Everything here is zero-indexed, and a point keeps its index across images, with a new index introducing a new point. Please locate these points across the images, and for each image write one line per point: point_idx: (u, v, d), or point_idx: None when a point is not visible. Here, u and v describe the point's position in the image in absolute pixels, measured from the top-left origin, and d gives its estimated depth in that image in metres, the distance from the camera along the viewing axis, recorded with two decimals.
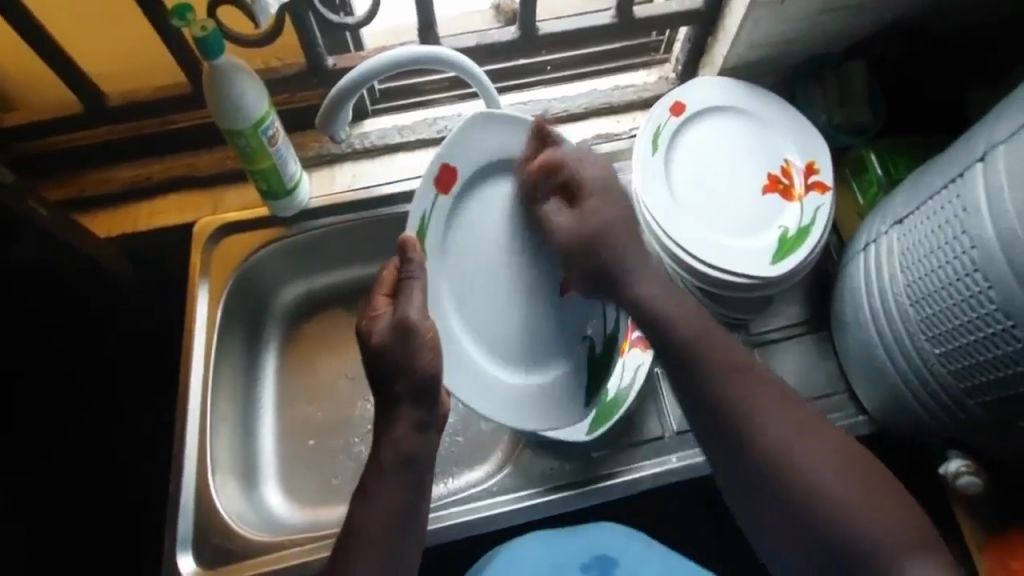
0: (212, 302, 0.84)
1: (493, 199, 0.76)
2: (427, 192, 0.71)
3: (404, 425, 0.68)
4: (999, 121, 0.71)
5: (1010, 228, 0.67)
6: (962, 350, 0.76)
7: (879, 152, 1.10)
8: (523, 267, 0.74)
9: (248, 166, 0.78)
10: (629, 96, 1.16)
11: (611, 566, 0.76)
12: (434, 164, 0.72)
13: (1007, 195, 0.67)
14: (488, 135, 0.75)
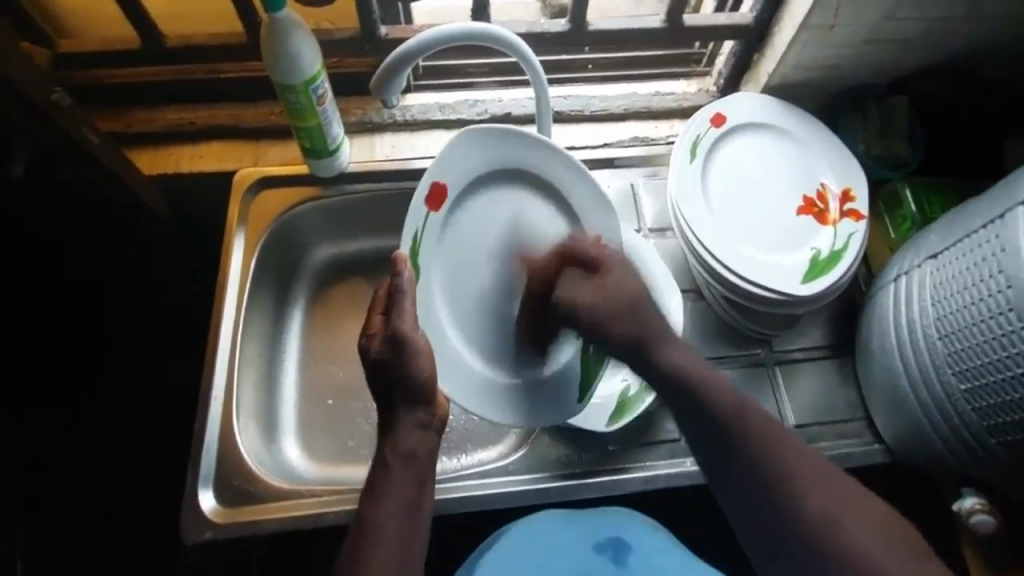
0: (248, 250, 0.84)
1: (484, 211, 0.76)
2: (420, 210, 0.71)
3: (407, 429, 0.68)
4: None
5: None
6: (988, 389, 0.76)
7: (915, 189, 1.08)
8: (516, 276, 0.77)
9: (294, 123, 0.78)
10: (668, 103, 1.15)
11: (624, 550, 0.80)
12: (429, 181, 0.71)
13: None
14: (482, 147, 0.75)
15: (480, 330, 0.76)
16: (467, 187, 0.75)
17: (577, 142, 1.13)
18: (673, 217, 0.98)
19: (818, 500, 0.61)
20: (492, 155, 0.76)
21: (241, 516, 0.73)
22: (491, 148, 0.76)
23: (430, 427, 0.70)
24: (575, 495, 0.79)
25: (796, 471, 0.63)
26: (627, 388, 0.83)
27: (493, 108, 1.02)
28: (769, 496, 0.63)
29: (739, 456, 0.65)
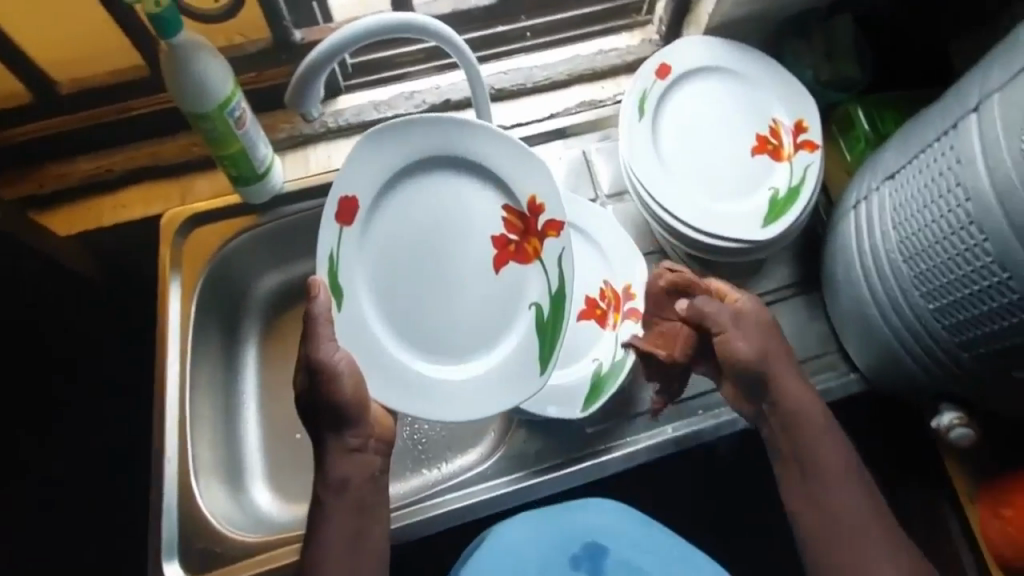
0: (184, 300, 0.81)
1: (406, 207, 0.74)
2: (330, 230, 0.71)
3: (339, 457, 0.70)
4: (989, 70, 0.69)
5: (1007, 176, 0.64)
6: (955, 305, 0.74)
7: (867, 107, 1.07)
8: (446, 259, 0.74)
9: (214, 152, 0.73)
10: (612, 61, 1.11)
11: (601, 554, 0.77)
12: (334, 200, 0.71)
13: (1004, 143, 0.65)
14: (390, 143, 0.73)
15: (421, 323, 0.75)
16: (380, 191, 0.74)
17: (523, 117, 1.10)
18: (628, 179, 0.96)
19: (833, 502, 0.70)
20: (395, 146, 0.73)
21: None
22: (396, 143, 0.73)
23: (366, 451, 0.71)
24: (558, 486, 0.79)
25: (808, 499, 0.71)
26: (598, 368, 0.82)
27: (431, 96, 0.97)
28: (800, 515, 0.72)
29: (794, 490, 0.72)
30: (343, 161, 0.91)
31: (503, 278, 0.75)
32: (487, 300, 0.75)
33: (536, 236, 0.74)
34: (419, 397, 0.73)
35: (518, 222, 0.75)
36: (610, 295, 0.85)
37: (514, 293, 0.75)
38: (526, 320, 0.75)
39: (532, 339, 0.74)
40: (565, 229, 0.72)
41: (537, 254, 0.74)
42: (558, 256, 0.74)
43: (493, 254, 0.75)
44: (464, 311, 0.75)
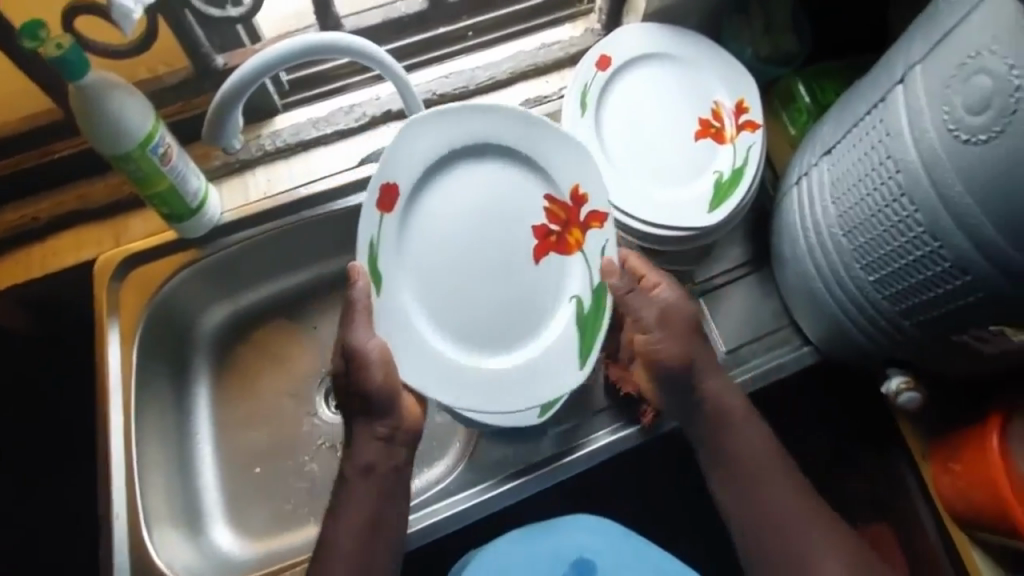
0: (124, 344, 0.78)
1: (449, 197, 0.76)
2: (371, 216, 0.72)
3: (366, 441, 0.73)
4: (914, 42, 0.70)
5: (932, 148, 0.66)
6: (893, 277, 0.76)
7: (807, 80, 1.08)
8: (490, 249, 0.76)
9: (141, 191, 0.71)
10: (555, 54, 1.09)
11: (590, 569, 0.78)
12: (378, 182, 0.72)
13: (926, 115, 0.66)
14: (436, 132, 0.74)
15: (462, 310, 0.75)
16: (423, 178, 0.75)
17: None
18: None
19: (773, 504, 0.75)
20: (442, 136, 0.75)
21: None
22: (442, 132, 0.75)
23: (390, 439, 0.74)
24: (520, 494, 0.79)
25: (755, 501, 0.76)
26: None
27: (372, 108, 0.92)
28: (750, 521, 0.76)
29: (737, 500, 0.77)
30: (288, 183, 0.87)
31: (543, 268, 0.77)
32: (530, 288, 0.77)
33: (578, 227, 0.77)
34: (459, 382, 0.74)
35: (559, 213, 0.78)
36: None
37: (553, 283, 0.77)
38: (567, 309, 0.78)
39: (573, 326, 0.77)
40: (609, 221, 0.76)
41: (577, 245, 0.77)
42: (601, 247, 0.77)
43: (534, 245, 0.77)
44: (508, 299, 0.76)
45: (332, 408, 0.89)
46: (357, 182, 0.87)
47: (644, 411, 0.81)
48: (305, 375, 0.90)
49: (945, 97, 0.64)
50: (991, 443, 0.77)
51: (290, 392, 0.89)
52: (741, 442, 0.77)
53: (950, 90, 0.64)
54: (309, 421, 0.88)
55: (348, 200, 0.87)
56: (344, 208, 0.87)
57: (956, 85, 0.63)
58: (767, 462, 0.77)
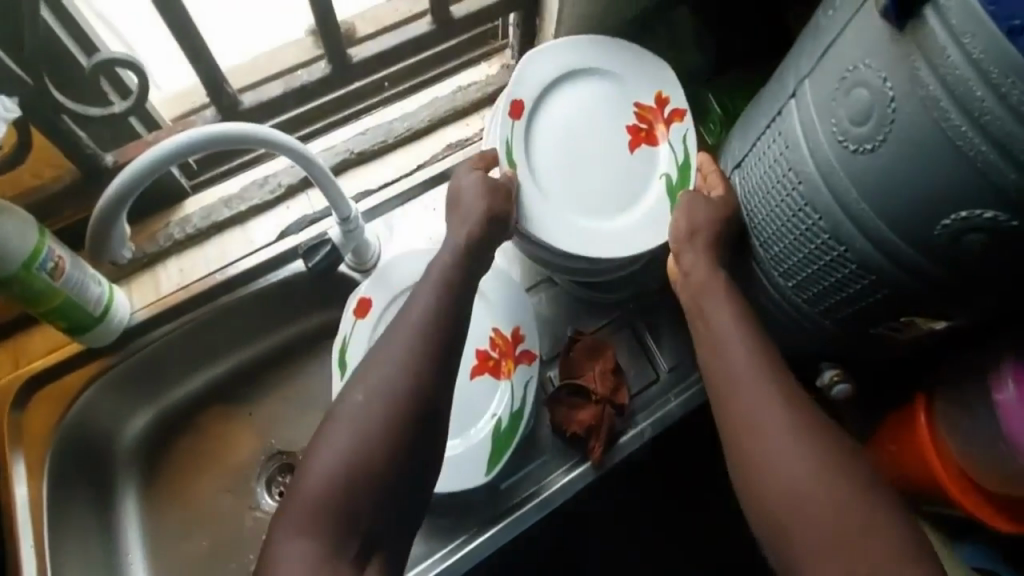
0: (31, 481, 0.73)
1: (559, 107, 0.89)
2: (506, 123, 0.86)
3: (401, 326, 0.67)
4: (803, 56, 0.72)
5: (827, 159, 0.67)
6: (809, 281, 0.77)
7: (719, 94, 1.08)
8: (596, 142, 0.89)
9: (35, 310, 0.68)
10: (473, 96, 1.06)
11: None
12: (508, 98, 0.86)
13: (818, 127, 0.68)
14: (545, 62, 0.88)
15: (575, 192, 0.86)
16: (539, 93, 0.88)
17: (390, 176, 1.02)
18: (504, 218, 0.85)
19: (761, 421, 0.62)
20: (547, 63, 0.88)
21: None
22: (550, 60, 0.89)
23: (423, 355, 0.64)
24: (480, 555, 0.78)
25: (744, 420, 0.63)
26: (499, 422, 0.80)
27: (286, 176, 0.90)
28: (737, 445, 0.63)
29: (725, 414, 0.65)
30: (202, 267, 0.86)
31: (637, 155, 0.89)
32: (628, 171, 0.89)
33: (663, 123, 0.90)
34: (578, 237, 0.84)
35: (646, 114, 0.91)
36: (500, 342, 0.83)
37: (645, 168, 0.90)
38: (657, 185, 0.89)
39: (664, 196, 0.88)
40: (689, 113, 0.89)
41: (663, 137, 0.90)
42: (682, 137, 0.90)
43: (629, 138, 0.89)
44: (612, 179, 0.88)
45: (274, 497, 0.85)
46: (276, 259, 0.85)
47: (592, 447, 0.81)
48: (244, 466, 0.87)
49: (831, 110, 0.66)
50: (919, 421, 0.81)
51: (228, 487, 0.86)
52: (727, 347, 0.67)
53: (836, 103, 0.65)
54: (251, 515, 0.85)
55: (278, 273, 0.86)
56: (275, 282, 0.85)
57: (841, 98, 0.64)
58: (765, 406, 0.63)
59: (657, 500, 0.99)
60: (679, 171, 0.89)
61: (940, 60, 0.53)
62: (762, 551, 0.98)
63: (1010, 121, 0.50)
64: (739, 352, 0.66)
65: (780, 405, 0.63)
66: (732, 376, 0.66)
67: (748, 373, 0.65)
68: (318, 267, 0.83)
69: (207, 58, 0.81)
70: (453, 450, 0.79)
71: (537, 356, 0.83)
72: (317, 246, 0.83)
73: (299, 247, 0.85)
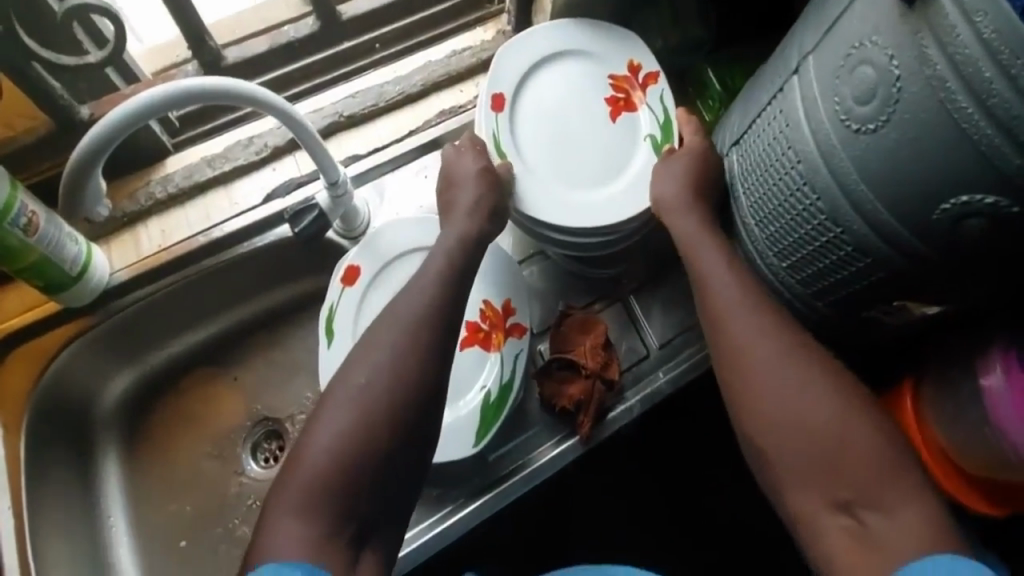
0: (9, 437, 0.72)
1: (538, 92, 0.90)
2: (489, 116, 0.87)
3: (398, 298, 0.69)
4: (806, 32, 0.70)
5: (827, 139, 0.66)
6: (805, 262, 0.77)
7: (717, 68, 1.07)
8: (576, 115, 0.90)
9: (10, 268, 0.65)
10: (467, 61, 1.01)
11: None
12: (488, 92, 0.87)
13: (820, 105, 0.67)
14: (518, 51, 0.90)
15: (564, 165, 0.87)
16: (518, 79, 0.89)
17: (381, 141, 0.99)
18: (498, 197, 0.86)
19: (759, 364, 0.65)
20: (524, 53, 0.90)
21: None
22: (523, 49, 0.90)
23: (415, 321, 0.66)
24: (485, 513, 0.79)
25: (745, 361, 0.66)
26: (488, 395, 0.79)
27: (273, 138, 0.87)
28: (738, 388, 0.66)
29: (722, 358, 0.68)
30: (184, 229, 0.83)
31: (619, 123, 0.90)
32: (611, 139, 0.89)
33: (639, 88, 0.91)
34: (576, 209, 0.84)
35: (622, 83, 0.92)
36: (490, 314, 0.82)
37: (628, 135, 0.90)
38: (642, 147, 0.90)
39: (651, 159, 0.88)
40: (662, 74, 0.91)
41: (641, 102, 0.91)
42: (659, 99, 0.91)
43: (608, 109, 0.90)
44: (598, 148, 0.89)
45: (260, 462, 0.85)
46: (264, 221, 0.83)
47: (580, 421, 0.81)
48: (229, 431, 0.86)
49: (834, 88, 0.64)
50: (904, 404, 0.83)
51: (213, 450, 0.85)
52: (720, 299, 0.70)
53: (840, 80, 0.64)
54: (236, 481, 0.84)
55: (263, 238, 0.83)
56: (261, 246, 0.83)
57: (845, 75, 0.63)
58: (763, 350, 0.66)
59: (644, 474, 1.00)
60: (662, 133, 0.90)
61: (950, 38, 0.51)
62: (744, 527, 1.00)
63: (1017, 103, 0.49)
64: (734, 301, 0.69)
65: (778, 348, 0.66)
66: (728, 322, 0.68)
67: (744, 322, 0.68)
68: (304, 232, 0.81)
69: (187, 8, 0.78)
70: (443, 420, 0.78)
71: (527, 329, 0.82)
72: (303, 211, 0.81)
73: (285, 210, 0.83)
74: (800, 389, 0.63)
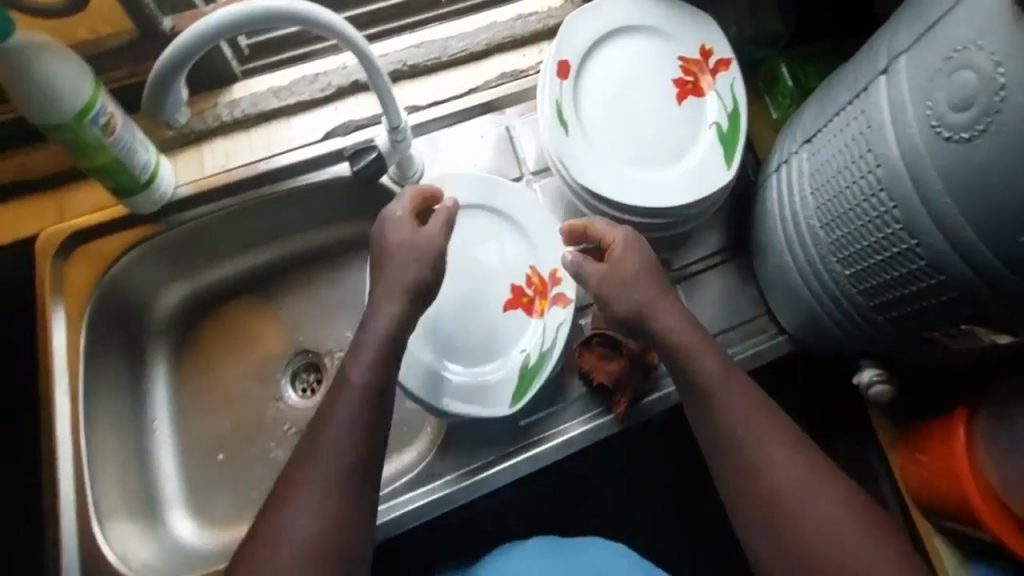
0: (72, 326, 0.76)
1: (603, 66, 0.88)
2: (554, 83, 0.85)
3: None
4: (899, 31, 0.67)
5: (914, 145, 0.63)
6: (870, 272, 0.74)
7: (792, 63, 1.01)
8: (641, 93, 0.88)
9: (85, 165, 0.68)
10: (532, 27, 0.99)
11: None
12: (554, 58, 0.85)
13: (910, 109, 0.64)
14: (586, 21, 0.88)
15: (625, 142, 0.86)
16: (585, 50, 0.88)
17: (441, 95, 0.97)
18: (555, 167, 0.85)
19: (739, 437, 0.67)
20: (594, 23, 0.88)
21: None
22: (592, 19, 0.88)
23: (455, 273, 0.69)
24: (475, 492, 0.79)
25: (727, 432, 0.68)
26: (527, 359, 0.79)
27: (338, 77, 0.87)
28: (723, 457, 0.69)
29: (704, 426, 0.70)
30: (244, 155, 0.84)
31: (686, 106, 0.88)
32: (676, 121, 0.88)
33: (709, 73, 0.90)
34: (633, 188, 0.83)
35: (691, 67, 0.90)
36: (536, 282, 0.82)
37: (693, 119, 0.88)
38: (707, 133, 0.88)
39: (717, 146, 0.86)
40: (735, 62, 0.89)
41: (709, 87, 0.89)
42: (729, 86, 0.89)
43: (675, 91, 0.88)
44: (661, 129, 0.87)
45: (298, 392, 0.87)
46: (322, 158, 0.83)
47: (617, 400, 0.81)
48: (270, 357, 0.88)
49: (928, 92, 0.61)
50: (957, 434, 0.79)
51: (253, 373, 0.87)
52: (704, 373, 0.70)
53: (935, 84, 0.61)
54: (274, 406, 0.86)
55: (318, 174, 0.83)
56: (313, 182, 0.83)
57: (940, 80, 0.60)
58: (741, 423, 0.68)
59: None
60: (729, 122, 0.88)
61: None
62: None
63: None
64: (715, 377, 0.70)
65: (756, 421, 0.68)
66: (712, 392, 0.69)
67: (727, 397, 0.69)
68: (362, 172, 0.81)
69: None
70: (481, 378, 0.79)
71: (571, 300, 0.81)
72: (363, 150, 0.81)
73: (344, 149, 0.83)
74: (771, 468, 0.66)
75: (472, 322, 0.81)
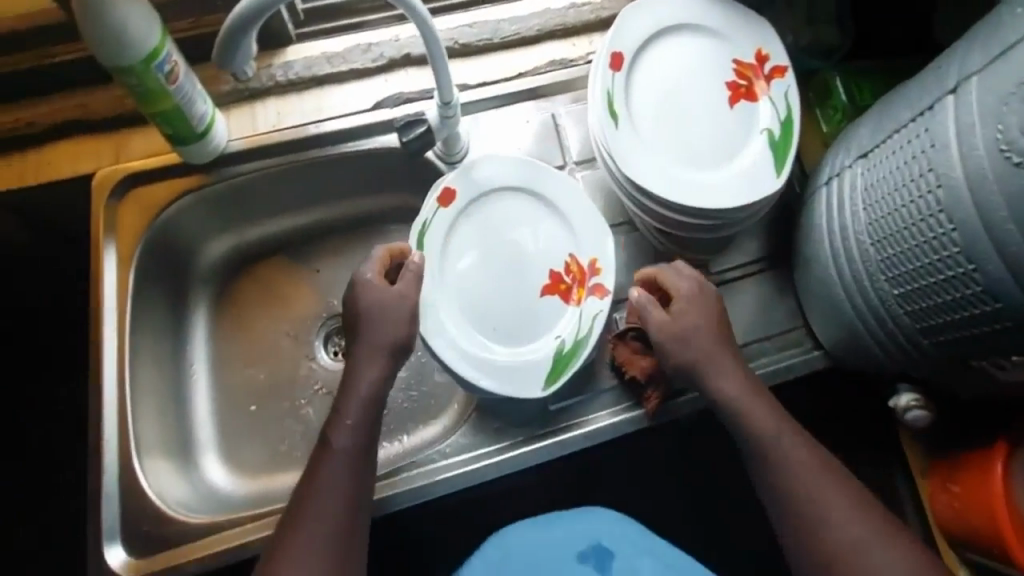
0: (122, 265, 0.78)
1: (656, 62, 0.87)
2: (607, 74, 0.84)
3: None
4: (971, 50, 0.64)
5: (979, 167, 0.61)
6: (921, 293, 0.73)
7: (847, 77, 0.97)
8: (693, 92, 0.87)
9: (147, 109, 0.68)
10: (586, 16, 0.99)
11: (608, 557, 0.75)
12: (608, 48, 0.84)
13: (978, 131, 0.62)
14: (641, 16, 0.87)
15: (673, 140, 0.85)
16: (638, 45, 0.86)
17: (491, 76, 0.97)
18: (602, 159, 0.84)
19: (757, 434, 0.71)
20: (649, 18, 0.87)
21: (161, 563, 0.71)
22: (648, 15, 0.87)
23: None
24: (501, 469, 0.80)
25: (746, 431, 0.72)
26: (562, 345, 0.79)
27: (390, 49, 0.86)
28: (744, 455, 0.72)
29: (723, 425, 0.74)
30: (292, 118, 0.84)
31: (738, 110, 0.87)
32: (726, 124, 0.86)
33: (763, 79, 0.88)
34: (680, 187, 0.82)
35: (745, 72, 0.88)
36: (575, 270, 0.82)
37: (745, 124, 0.86)
38: (759, 138, 0.86)
39: (767, 153, 0.85)
40: (791, 70, 0.87)
41: (764, 93, 0.87)
42: (783, 94, 0.87)
43: (727, 94, 0.87)
44: (712, 131, 0.86)
45: (330, 354, 0.88)
46: (371, 126, 0.83)
47: (647, 395, 0.81)
48: (305, 318, 0.89)
49: (1000, 115, 0.59)
50: (994, 469, 0.78)
51: (290, 331, 0.88)
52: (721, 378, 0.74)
53: (1008, 108, 0.59)
54: (307, 364, 0.87)
55: (366, 142, 0.83)
56: (360, 150, 0.83)
57: (1016, 103, 0.58)
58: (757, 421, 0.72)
59: None
60: (782, 129, 0.86)
61: None
62: None
63: None
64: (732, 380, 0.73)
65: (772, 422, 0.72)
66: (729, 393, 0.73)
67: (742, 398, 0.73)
68: (410, 146, 0.79)
69: None
70: (511, 361, 0.79)
71: (609, 292, 0.81)
72: (415, 122, 0.79)
73: (395, 120, 0.82)
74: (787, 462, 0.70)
75: (509, 307, 0.80)
